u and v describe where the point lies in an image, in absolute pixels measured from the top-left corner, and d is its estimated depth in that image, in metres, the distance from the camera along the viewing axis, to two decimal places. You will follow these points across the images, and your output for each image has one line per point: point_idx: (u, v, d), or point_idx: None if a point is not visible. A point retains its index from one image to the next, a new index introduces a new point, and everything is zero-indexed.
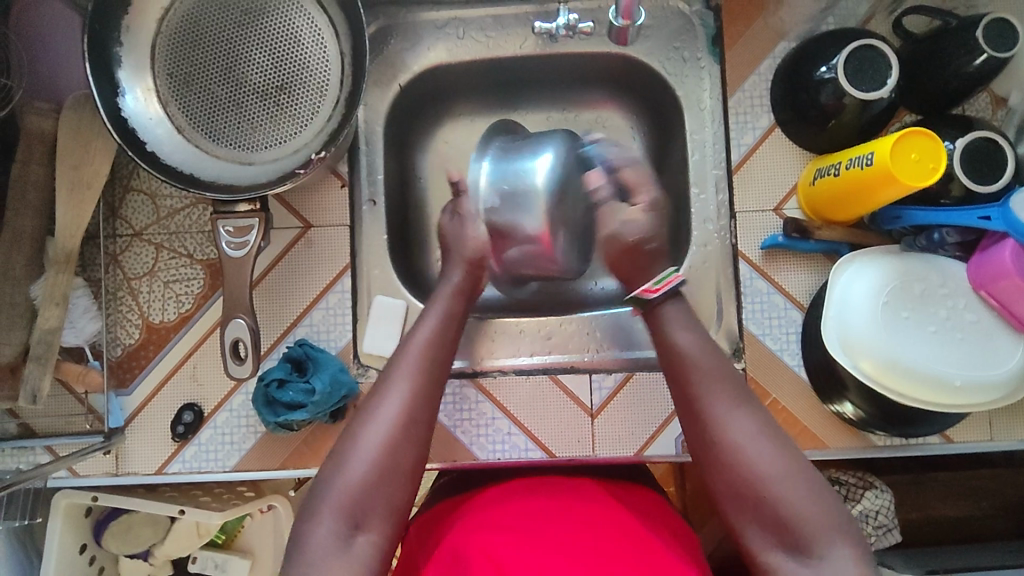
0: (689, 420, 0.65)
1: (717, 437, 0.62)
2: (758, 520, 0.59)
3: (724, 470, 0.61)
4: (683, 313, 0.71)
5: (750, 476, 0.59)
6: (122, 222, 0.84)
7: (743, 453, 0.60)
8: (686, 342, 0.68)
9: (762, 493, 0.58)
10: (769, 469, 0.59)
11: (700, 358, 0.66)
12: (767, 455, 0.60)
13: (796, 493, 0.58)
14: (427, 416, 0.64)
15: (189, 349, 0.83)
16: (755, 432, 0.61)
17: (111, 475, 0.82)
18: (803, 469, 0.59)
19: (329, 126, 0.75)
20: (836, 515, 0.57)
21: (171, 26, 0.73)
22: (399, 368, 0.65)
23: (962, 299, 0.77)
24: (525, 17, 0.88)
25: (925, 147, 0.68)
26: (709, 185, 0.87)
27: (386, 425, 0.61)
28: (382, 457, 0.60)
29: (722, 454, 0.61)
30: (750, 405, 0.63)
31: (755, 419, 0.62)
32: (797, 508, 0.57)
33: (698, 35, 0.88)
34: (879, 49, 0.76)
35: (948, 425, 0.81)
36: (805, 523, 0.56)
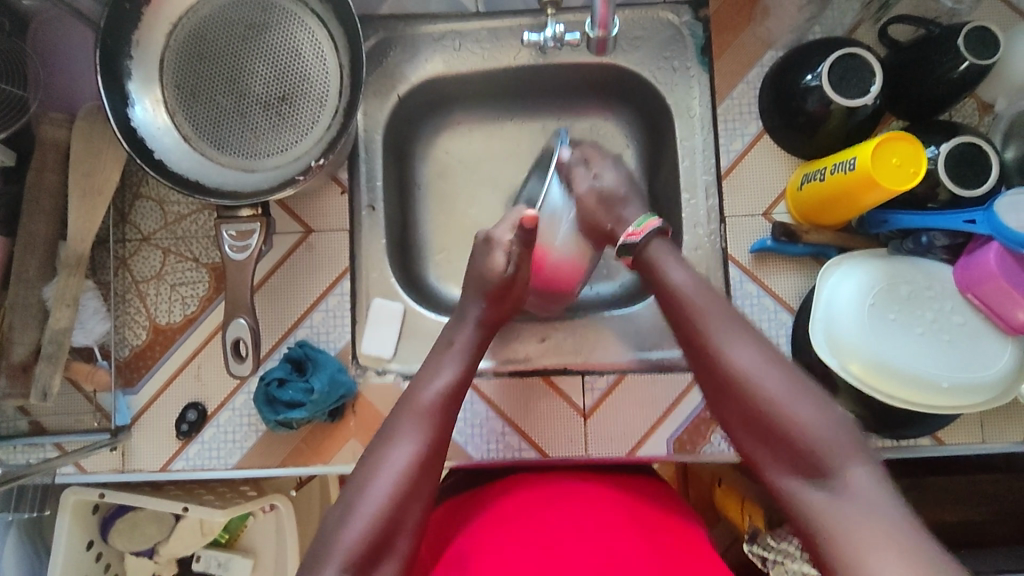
0: (693, 357, 0.68)
1: (722, 362, 0.65)
2: (772, 437, 0.61)
3: (733, 390, 0.64)
4: (667, 248, 0.75)
5: (759, 399, 0.62)
6: (132, 227, 0.88)
7: (753, 380, 0.63)
8: (677, 272, 0.72)
9: (774, 416, 0.61)
10: (778, 393, 0.62)
11: (694, 290, 0.70)
12: (774, 382, 0.62)
13: (807, 414, 0.60)
14: (435, 458, 0.65)
15: (193, 350, 0.86)
16: (760, 361, 0.64)
17: (117, 471, 0.85)
18: (814, 396, 0.62)
19: (328, 135, 0.77)
20: (851, 443, 0.59)
21: (178, 40, 0.76)
22: (406, 419, 0.67)
23: (948, 302, 0.78)
24: (519, 29, 0.91)
25: (904, 152, 0.70)
26: (699, 190, 0.89)
27: (393, 477, 0.62)
28: (391, 500, 0.61)
29: (730, 378, 0.64)
30: (753, 338, 0.66)
31: (761, 352, 0.64)
32: (813, 430, 0.59)
33: (688, 45, 0.90)
34: (862, 57, 0.78)
35: (940, 426, 0.81)
36: (822, 446, 0.58)
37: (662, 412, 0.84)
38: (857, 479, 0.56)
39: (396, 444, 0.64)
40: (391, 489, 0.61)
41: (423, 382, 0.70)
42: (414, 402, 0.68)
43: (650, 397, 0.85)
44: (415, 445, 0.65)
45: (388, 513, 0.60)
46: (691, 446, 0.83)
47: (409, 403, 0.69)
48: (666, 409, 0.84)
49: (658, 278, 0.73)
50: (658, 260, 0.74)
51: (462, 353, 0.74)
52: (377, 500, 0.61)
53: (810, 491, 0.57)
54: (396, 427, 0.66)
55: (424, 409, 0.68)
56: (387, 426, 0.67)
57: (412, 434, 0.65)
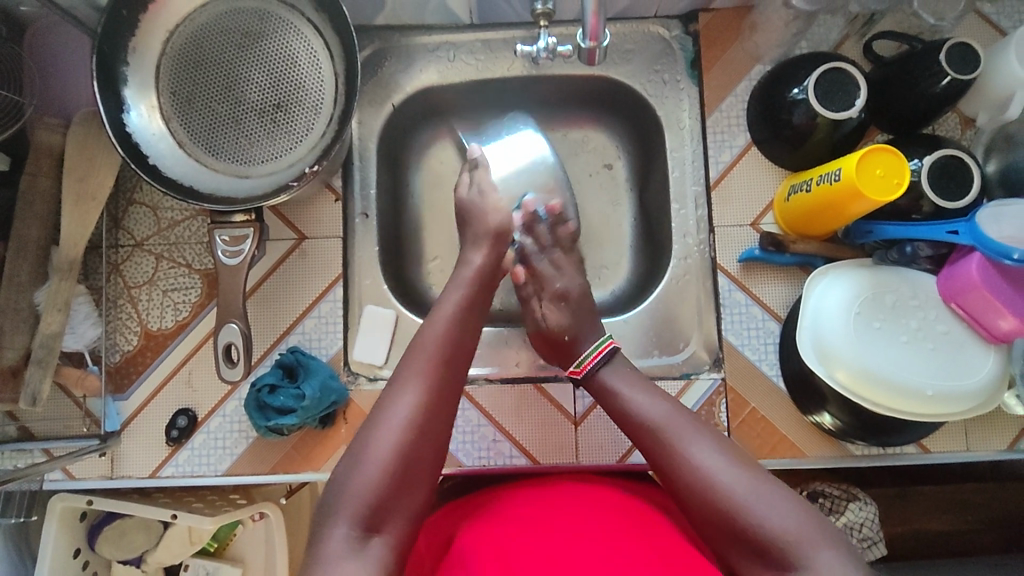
0: (655, 469, 0.66)
1: (682, 478, 0.63)
2: (738, 541, 0.59)
3: (696, 502, 0.62)
4: (623, 372, 0.74)
5: (723, 508, 0.60)
6: (125, 232, 0.88)
7: (713, 480, 0.61)
8: (632, 394, 0.70)
9: (740, 519, 0.59)
10: (740, 492, 0.60)
11: (651, 407, 0.68)
12: (737, 483, 0.60)
13: (769, 513, 0.58)
14: (440, 408, 0.64)
15: (185, 355, 0.86)
16: (720, 460, 0.62)
17: (105, 478, 0.84)
18: (775, 490, 0.60)
19: (323, 142, 0.78)
20: (817, 530, 0.58)
21: (175, 48, 0.77)
22: (411, 366, 0.65)
23: (933, 311, 0.79)
24: (512, 41, 0.93)
25: (888, 163, 0.71)
26: (689, 201, 0.90)
27: (398, 428, 0.61)
28: (395, 452, 0.60)
29: (693, 490, 0.62)
30: (710, 437, 0.64)
31: (718, 449, 0.63)
32: (781, 530, 0.57)
33: (677, 59, 0.92)
34: (847, 72, 0.80)
35: (926, 434, 0.82)
36: (789, 539, 0.57)
37: None
38: (830, 568, 0.55)
39: (402, 392, 0.63)
40: (399, 437, 0.61)
41: (424, 327, 0.69)
42: (418, 345, 0.67)
43: None
44: (416, 400, 0.63)
45: (395, 463, 0.60)
46: None
47: (418, 346, 0.68)
48: None
49: (617, 409, 0.71)
50: (613, 390, 0.72)
51: (464, 286, 0.74)
52: (386, 451, 0.60)
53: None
54: (402, 376, 0.65)
55: (429, 351, 0.67)
56: (395, 375, 0.66)
57: (419, 383, 0.64)
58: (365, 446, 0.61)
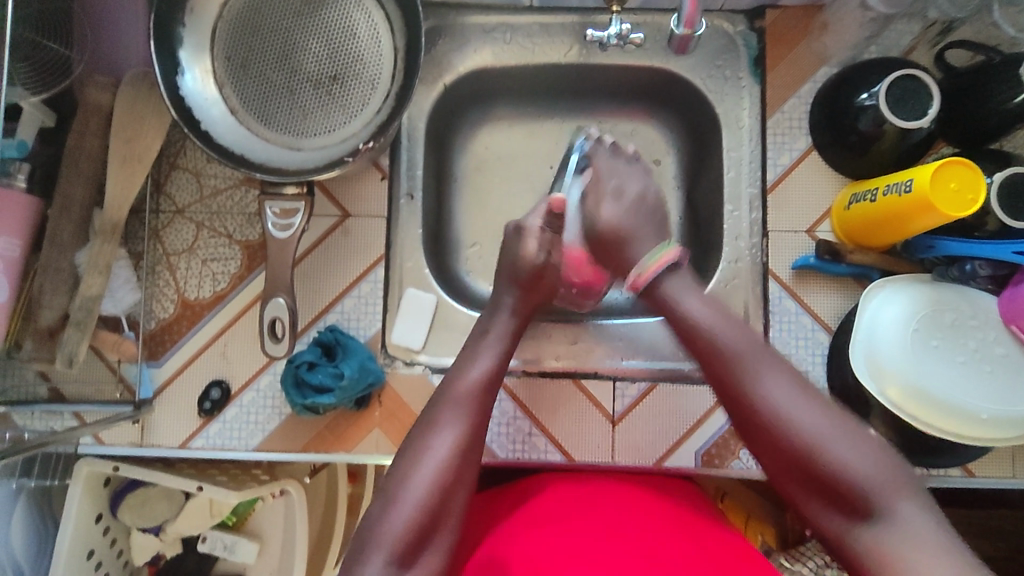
0: (727, 399, 0.65)
1: (757, 410, 0.62)
2: (810, 482, 0.59)
3: (771, 433, 0.61)
4: (685, 284, 0.72)
5: (799, 446, 0.60)
6: (167, 198, 0.86)
7: (788, 414, 0.61)
8: (703, 314, 0.69)
9: (817, 458, 0.59)
10: (816, 430, 0.60)
11: (726, 333, 0.67)
12: (814, 423, 0.60)
13: (848, 456, 0.58)
14: (473, 451, 0.64)
15: (221, 327, 0.85)
16: (795, 394, 0.62)
17: (134, 445, 0.84)
18: (854, 434, 0.59)
19: (378, 118, 0.76)
20: (895, 477, 0.57)
21: (233, 12, 0.75)
22: (450, 408, 0.65)
23: (992, 332, 0.77)
24: (571, 26, 0.90)
25: (963, 176, 0.69)
26: (743, 203, 0.87)
27: (431, 474, 0.61)
28: (431, 491, 0.60)
29: (769, 425, 0.62)
30: (787, 370, 0.64)
31: (794, 384, 0.63)
32: (860, 472, 0.57)
33: (741, 56, 0.89)
34: (921, 81, 0.77)
35: (972, 458, 0.80)
36: (864, 483, 0.57)
37: (692, 423, 0.84)
38: (910, 516, 0.55)
39: (441, 436, 0.63)
40: (433, 482, 0.60)
41: (461, 369, 0.69)
42: (453, 390, 0.67)
43: (681, 407, 0.84)
44: (452, 444, 0.63)
45: (429, 505, 0.59)
46: (719, 460, 0.83)
47: (450, 387, 0.67)
48: (696, 421, 0.84)
49: (688, 333, 0.69)
50: (682, 312, 0.69)
51: (499, 342, 0.72)
52: (420, 495, 0.60)
53: (860, 527, 0.57)
54: (438, 419, 0.64)
55: (465, 395, 0.66)
56: (427, 415, 0.65)
57: (455, 426, 0.64)
58: (399, 487, 0.60)
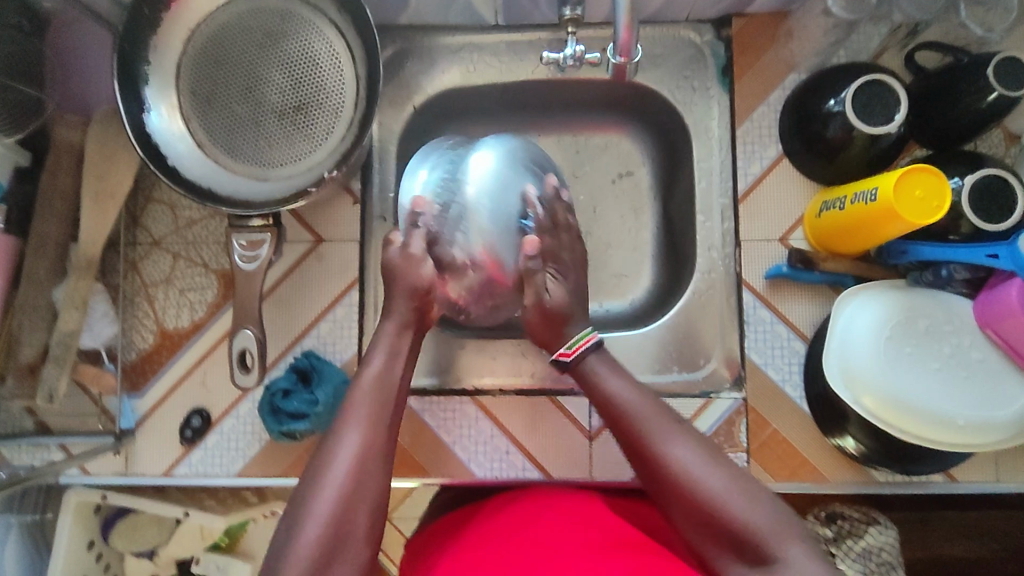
0: (635, 461, 0.63)
1: (661, 472, 0.61)
2: (714, 534, 0.58)
3: (672, 497, 0.60)
4: (606, 362, 0.69)
5: (700, 502, 0.59)
6: (143, 230, 0.88)
7: (689, 476, 0.59)
8: (621, 388, 0.66)
9: (712, 512, 0.58)
10: (715, 486, 0.59)
11: (630, 398, 0.65)
12: (713, 480, 0.59)
13: (743, 508, 0.58)
14: (385, 457, 0.62)
15: (200, 355, 0.86)
16: (695, 455, 0.61)
17: (119, 474, 0.85)
18: (753, 488, 0.59)
19: (342, 146, 0.77)
20: (788, 529, 0.57)
21: (196, 46, 0.76)
22: (356, 410, 0.63)
23: (967, 337, 0.76)
24: (538, 43, 0.90)
25: (927, 183, 0.68)
26: (716, 213, 0.87)
27: (339, 481, 0.59)
28: (338, 509, 0.58)
29: (671, 486, 0.60)
30: (686, 431, 0.63)
31: (694, 444, 0.61)
32: (755, 526, 0.57)
33: (708, 65, 0.88)
34: (887, 85, 0.77)
35: (953, 464, 0.80)
36: (759, 534, 0.57)
37: None
38: (802, 568, 0.55)
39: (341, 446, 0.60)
40: (344, 485, 0.59)
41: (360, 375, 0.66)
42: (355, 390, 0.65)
43: None
44: (357, 452, 0.60)
45: (337, 518, 0.57)
46: None
47: (350, 397, 0.64)
48: None
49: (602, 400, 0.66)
50: (603, 385, 0.67)
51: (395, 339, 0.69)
52: (326, 508, 0.57)
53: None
54: (342, 426, 0.62)
55: (365, 396, 0.64)
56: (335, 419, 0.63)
57: (359, 431, 0.62)
58: (308, 501, 0.58)
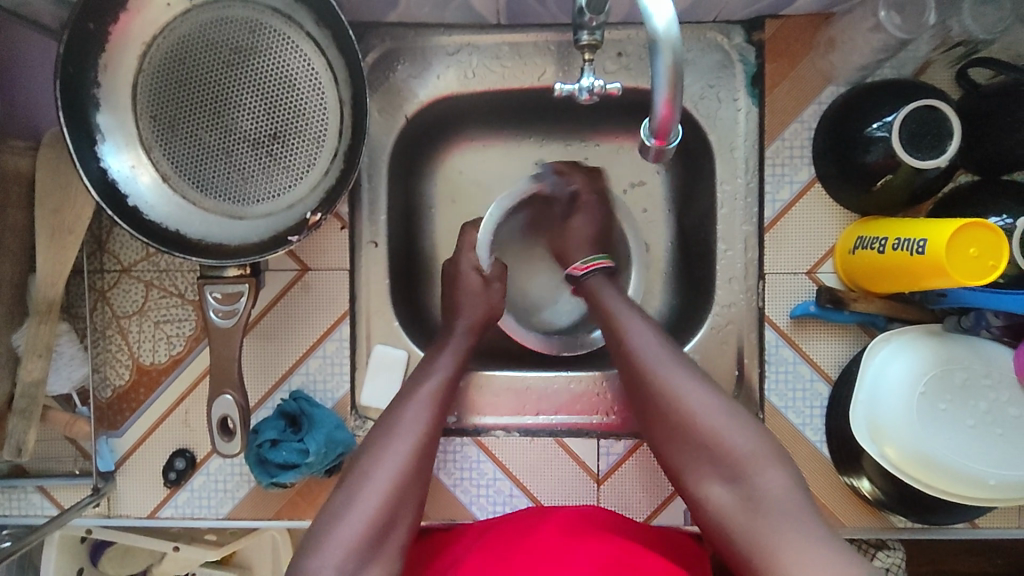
0: (636, 389, 0.68)
1: (654, 391, 0.66)
2: (701, 455, 0.63)
3: (666, 421, 0.65)
4: (603, 280, 0.76)
5: (691, 421, 0.64)
6: (110, 257, 0.80)
7: (681, 395, 0.65)
8: (620, 309, 0.72)
9: (692, 426, 0.63)
10: (708, 409, 0.64)
11: (626, 313, 0.71)
12: (709, 405, 0.64)
13: (734, 433, 0.62)
14: (431, 453, 0.68)
15: (181, 393, 0.80)
16: (689, 380, 0.66)
17: (102, 516, 0.81)
18: (739, 414, 0.64)
19: (325, 182, 0.68)
20: (768, 450, 0.62)
21: (153, 63, 0.65)
22: (422, 394, 0.70)
23: (1005, 392, 0.70)
24: (545, 45, 0.79)
25: (985, 241, 0.61)
26: (738, 242, 0.80)
27: (379, 495, 0.62)
28: (385, 506, 0.62)
29: (661, 404, 0.65)
30: (684, 360, 0.68)
31: (690, 370, 0.66)
32: (739, 445, 0.62)
33: (736, 73, 0.79)
34: (941, 111, 0.67)
35: (977, 514, 0.76)
36: (746, 458, 0.61)
37: None
38: (778, 485, 0.60)
39: (395, 442, 0.66)
40: (382, 502, 0.62)
41: (425, 371, 0.73)
42: (421, 386, 0.71)
43: None
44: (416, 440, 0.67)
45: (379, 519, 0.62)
46: None
47: (416, 387, 0.71)
48: None
49: (608, 320, 0.72)
50: (601, 298, 0.74)
51: (462, 345, 0.76)
52: (374, 503, 0.62)
53: (725, 496, 0.61)
54: (402, 415, 0.68)
55: (434, 391, 0.71)
56: (392, 413, 0.69)
57: (427, 408, 0.69)
58: (349, 500, 0.62)
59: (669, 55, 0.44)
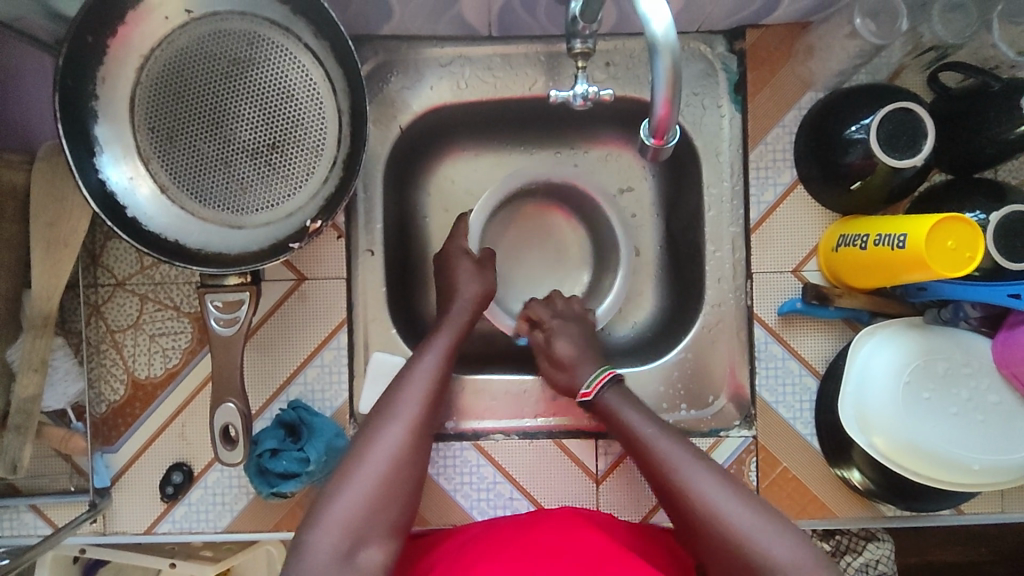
0: (672, 510, 0.66)
1: (689, 507, 0.64)
2: (746, 574, 0.60)
3: (705, 540, 0.63)
4: (619, 398, 0.74)
5: (729, 540, 0.61)
6: (105, 271, 0.79)
7: (716, 511, 0.62)
8: (642, 422, 0.71)
9: (737, 546, 0.60)
10: (742, 524, 0.61)
11: (648, 428, 0.70)
12: (746, 521, 0.61)
13: (773, 546, 0.59)
14: (423, 442, 0.68)
15: (178, 406, 0.80)
16: (723, 494, 0.63)
17: (98, 534, 0.80)
18: (778, 525, 0.61)
19: (325, 191, 0.69)
20: (816, 564, 0.59)
21: (152, 75, 0.66)
22: (413, 383, 0.70)
23: (985, 380, 0.73)
24: (535, 56, 0.82)
25: (961, 234, 0.64)
26: (725, 243, 0.82)
27: (374, 477, 0.63)
28: (376, 492, 0.63)
29: (698, 521, 0.63)
30: (718, 472, 0.65)
31: (722, 483, 0.64)
32: (786, 565, 0.58)
33: (720, 81, 0.82)
34: (915, 112, 0.70)
35: (963, 500, 0.78)
36: (789, 574, 0.58)
37: None
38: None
39: (387, 432, 0.66)
40: (373, 487, 0.63)
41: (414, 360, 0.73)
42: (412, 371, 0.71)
43: None
44: (406, 429, 0.67)
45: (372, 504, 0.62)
46: None
47: (406, 376, 0.71)
48: None
49: (634, 437, 0.70)
50: (621, 414, 0.72)
51: (452, 331, 0.77)
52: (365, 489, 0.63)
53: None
54: (392, 406, 0.69)
55: (426, 378, 0.71)
56: (383, 403, 0.69)
57: (417, 399, 0.69)
58: (340, 486, 0.63)
59: (667, 58, 0.47)
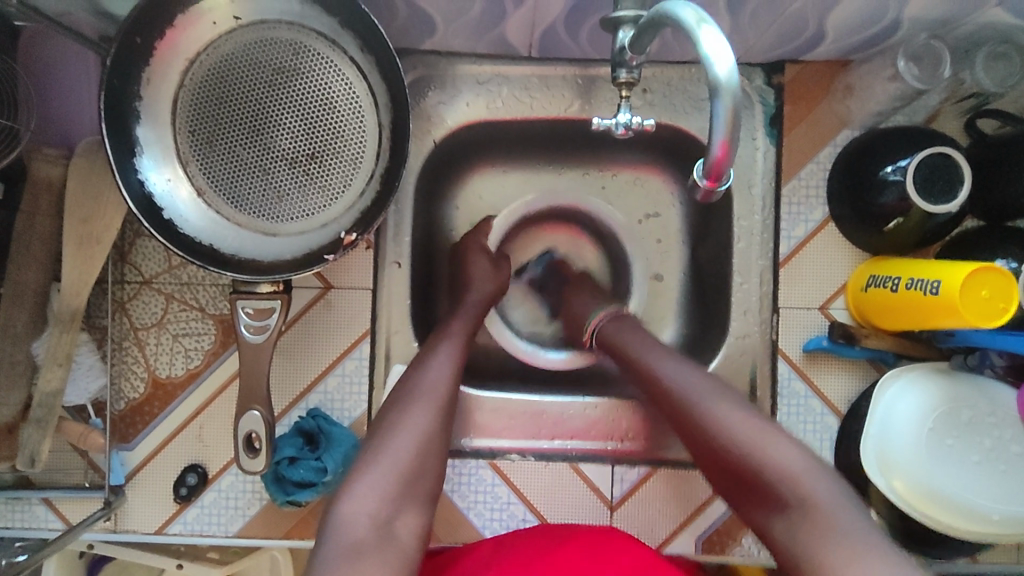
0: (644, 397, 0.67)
1: (660, 388, 0.64)
2: (700, 447, 0.60)
3: (671, 415, 0.63)
4: (618, 316, 0.76)
5: (682, 412, 0.61)
6: (132, 268, 0.80)
7: (678, 394, 0.62)
8: (627, 331, 0.72)
9: (696, 420, 0.60)
10: (695, 396, 0.61)
11: (636, 337, 0.70)
12: (696, 388, 0.61)
13: (722, 413, 0.58)
14: (448, 421, 0.65)
15: (197, 407, 0.80)
16: (695, 378, 0.63)
17: (108, 531, 0.80)
18: (727, 395, 0.60)
19: (360, 203, 0.70)
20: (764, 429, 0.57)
21: (195, 78, 0.66)
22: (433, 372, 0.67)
23: (1010, 430, 0.72)
24: (573, 78, 0.82)
25: (996, 284, 0.64)
26: (753, 275, 0.82)
27: (402, 457, 0.59)
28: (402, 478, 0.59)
29: (665, 401, 0.63)
30: (693, 363, 0.65)
31: (697, 372, 0.63)
32: (727, 426, 0.58)
33: (756, 113, 0.81)
34: (953, 159, 0.70)
35: (980, 549, 0.78)
36: (733, 441, 0.57)
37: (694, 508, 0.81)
38: (771, 458, 0.55)
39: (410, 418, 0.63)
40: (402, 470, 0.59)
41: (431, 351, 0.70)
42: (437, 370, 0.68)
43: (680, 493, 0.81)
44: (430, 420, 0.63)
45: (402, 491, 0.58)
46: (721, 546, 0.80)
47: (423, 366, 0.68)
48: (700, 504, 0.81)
49: (617, 341, 0.72)
50: (604, 320, 0.76)
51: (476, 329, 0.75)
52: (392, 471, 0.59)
53: (723, 487, 0.58)
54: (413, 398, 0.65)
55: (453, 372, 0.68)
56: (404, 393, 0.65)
57: (438, 381, 0.66)
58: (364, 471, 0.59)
59: (729, 101, 0.47)
